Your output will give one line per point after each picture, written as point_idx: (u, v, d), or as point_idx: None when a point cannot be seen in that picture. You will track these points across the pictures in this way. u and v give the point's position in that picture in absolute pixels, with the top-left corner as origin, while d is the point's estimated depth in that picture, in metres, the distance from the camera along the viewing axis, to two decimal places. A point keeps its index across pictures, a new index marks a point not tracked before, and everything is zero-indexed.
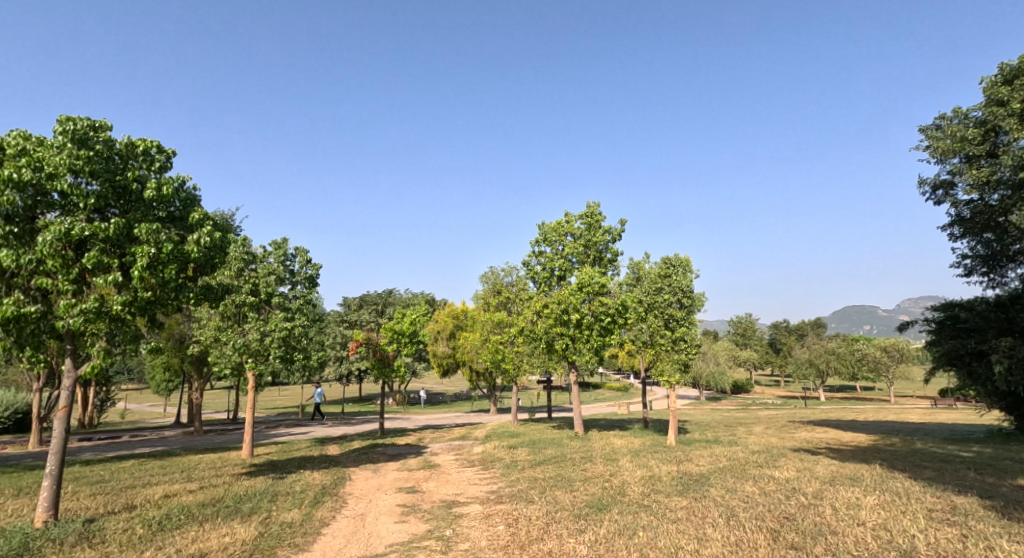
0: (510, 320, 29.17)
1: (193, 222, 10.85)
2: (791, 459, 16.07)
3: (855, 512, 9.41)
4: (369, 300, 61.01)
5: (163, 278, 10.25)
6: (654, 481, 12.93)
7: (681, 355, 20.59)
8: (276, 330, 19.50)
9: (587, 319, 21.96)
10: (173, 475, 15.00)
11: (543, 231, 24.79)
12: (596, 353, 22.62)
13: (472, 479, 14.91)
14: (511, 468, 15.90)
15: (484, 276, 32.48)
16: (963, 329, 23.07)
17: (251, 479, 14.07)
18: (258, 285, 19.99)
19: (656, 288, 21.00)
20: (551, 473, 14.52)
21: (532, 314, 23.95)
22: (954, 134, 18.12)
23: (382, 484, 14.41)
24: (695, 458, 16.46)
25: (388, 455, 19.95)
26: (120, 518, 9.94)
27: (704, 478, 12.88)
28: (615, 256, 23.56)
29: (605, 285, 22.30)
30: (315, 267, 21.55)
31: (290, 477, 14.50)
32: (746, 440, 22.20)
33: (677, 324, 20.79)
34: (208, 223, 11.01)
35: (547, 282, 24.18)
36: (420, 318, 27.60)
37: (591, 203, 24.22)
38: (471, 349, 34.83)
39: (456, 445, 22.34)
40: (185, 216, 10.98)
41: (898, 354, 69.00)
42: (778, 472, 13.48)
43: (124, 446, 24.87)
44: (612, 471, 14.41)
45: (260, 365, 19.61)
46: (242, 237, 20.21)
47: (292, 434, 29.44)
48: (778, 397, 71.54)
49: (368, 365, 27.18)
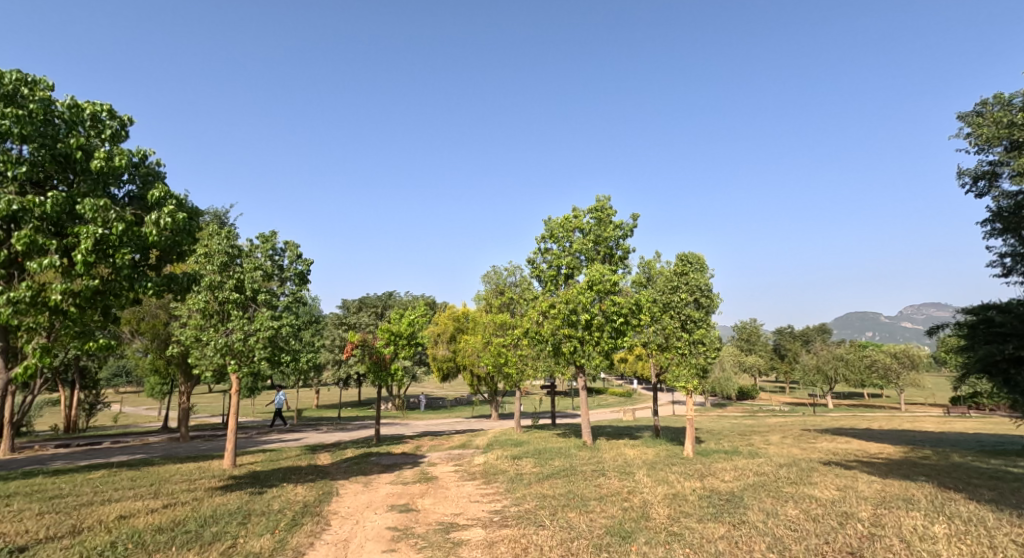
0: (514, 322, 27.77)
1: (153, 200, 9.56)
2: (826, 474, 14.49)
3: (931, 546, 7.83)
4: (368, 303, 59.56)
5: (116, 264, 8.92)
6: (679, 500, 11.38)
7: (700, 359, 19.12)
8: (261, 330, 18.09)
9: (598, 320, 20.48)
10: (139, 490, 13.47)
11: (550, 226, 23.35)
12: (607, 357, 21.16)
13: (472, 495, 13.37)
14: (517, 483, 14.36)
15: (486, 275, 31.08)
16: (999, 334, 21.24)
17: (224, 496, 12.53)
18: (243, 281, 18.57)
19: (672, 287, 19.49)
20: (561, 490, 12.98)
21: (538, 315, 22.52)
22: (999, 120, 16.56)
23: (372, 501, 12.86)
24: (719, 472, 14.91)
25: (382, 465, 18.43)
26: (58, 546, 8.60)
27: (735, 496, 11.34)
28: (626, 253, 22.11)
29: (617, 283, 20.83)
30: (306, 263, 20.10)
31: (269, 492, 12.97)
32: (767, 451, 20.63)
33: (694, 325, 19.36)
34: (170, 202, 9.68)
35: (553, 280, 22.79)
36: (420, 319, 26.13)
37: (601, 196, 22.79)
38: (472, 353, 33.40)
39: (455, 455, 20.79)
40: (144, 194, 9.72)
41: (909, 361, 67.26)
42: (819, 491, 11.93)
43: (104, 453, 23.45)
44: (631, 487, 12.88)
45: (244, 367, 18.28)
46: (226, 228, 18.80)
47: (284, 441, 27.98)
48: (786, 404, 69.97)
49: (363, 369, 25.67)
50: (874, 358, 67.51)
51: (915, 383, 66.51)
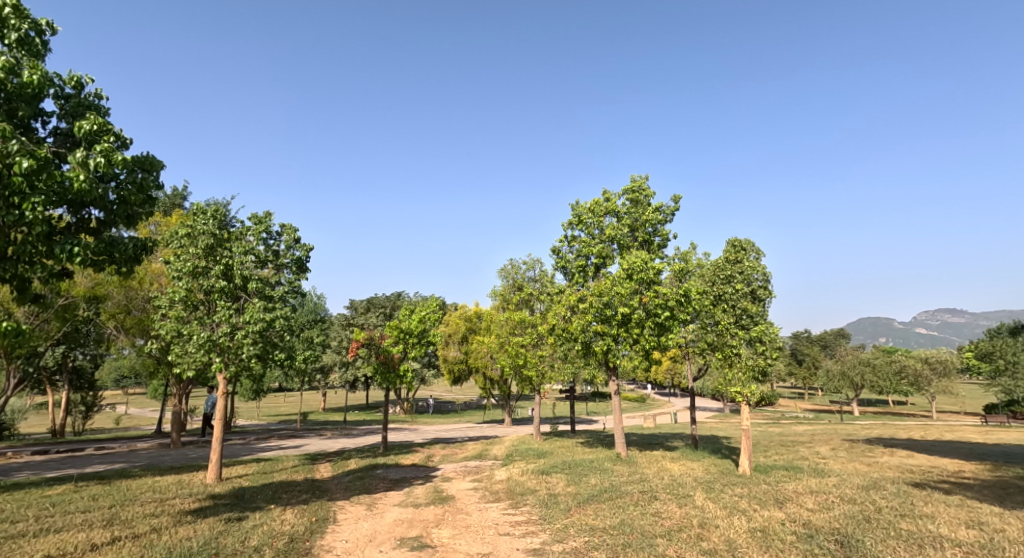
0: (534, 320, 25.36)
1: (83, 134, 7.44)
2: (930, 500, 11.81)
3: None
4: (377, 303, 57.49)
5: (25, 219, 6.79)
6: (774, 540, 8.74)
7: (757, 361, 16.40)
8: (251, 323, 15.61)
9: (638, 315, 17.87)
10: (93, 513, 11.06)
11: (577, 211, 20.89)
12: (647, 357, 18.56)
13: (500, 525, 10.83)
14: (552, 508, 11.75)
15: (503, 270, 28.54)
16: None
17: (192, 525, 10.14)
18: (232, 267, 16.29)
19: (724, 277, 17.02)
20: (612, 520, 10.42)
21: (564, 309, 20.04)
22: None
23: (376, 532, 10.38)
24: (796, 497, 12.32)
25: (388, 481, 15.88)
26: None
27: (848, 537, 8.67)
28: (666, 240, 19.59)
29: (660, 273, 18.23)
30: (306, 249, 17.82)
31: (249, 520, 10.52)
32: (831, 467, 17.93)
33: (752, 321, 16.66)
34: (107, 138, 7.50)
35: (582, 272, 20.26)
36: (432, 315, 23.74)
37: (636, 176, 20.31)
38: (486, 354, 31.01)
39: (472, 468, 18.22)
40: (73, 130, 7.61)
41: (942, 366, 62.71)
42: (948, 529, 9.25)
43: (83, 462, 21.23)
44: (699, 519, 10.27)
45: (232, 366, 15.92)
46: (214, 207, 16.60)
47: (282, 448, 25.54)
48: (810, 410, 67.13)
49: (369, 370, 23.18)
50: (903, 364, 64.17)
51: (947, 390, 63.05)
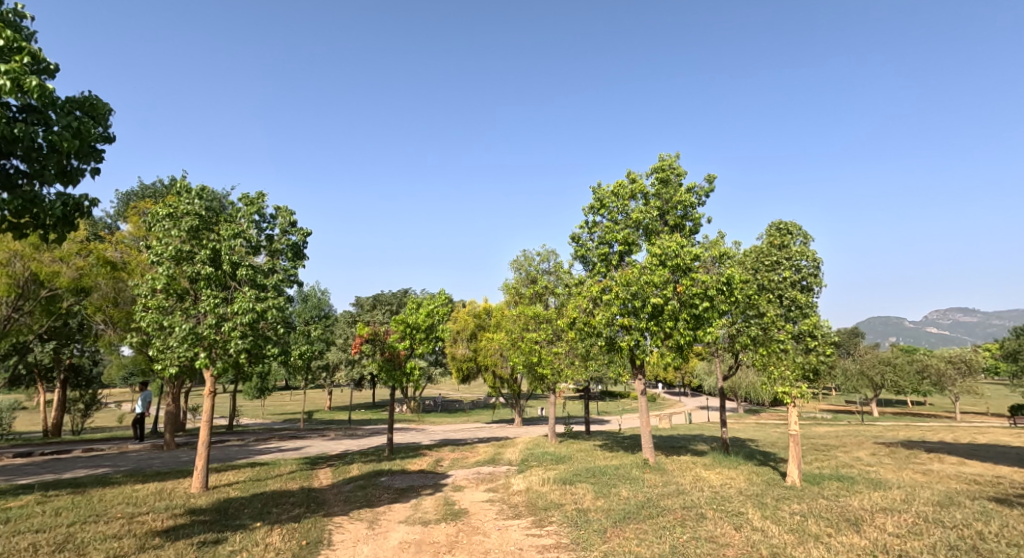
0: (550, 314, 23.55)
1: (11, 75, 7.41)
2: None
3: None
4: (382, 301, 56.08)
5: None
6: None
7: (808, 358, 14.51)
8: (240, 315, 13.98)
9: (672, 306, 16.11)
10: (44, 535, 9.37)
11: (598, 195, 19.13)
12: (679, 353, 16.89)
13: (526, 551, 9.09)
14: (584, 530, 9.97)
15: (515, 262, 26.81)
16: None
17: (156, 552, 8.47)
18: (219, 252, 14.62)
19: (769, 264, 15.30)
20: (662, 548, 8.65)
21: (586, 301, 18.24)
22: None
23: None
24: (870, 516, 10.48)
25: (393, 491, 14.15)
26: None
27: None
28: (698, 225, 17.89)
29: (696, 259, 16.44)
30: (302, 233, 16.17)
31: (225, 546, 8.82)
32: (887, 477, 16.00)
33: (801, 312, 14.89)
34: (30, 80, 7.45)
35: (604, 262, 18.37)
36: (440, 308, 21.98)
37: (665, 155, 18.55)
38: (496, 350, 29.24)
39: (485, 475, 16.41)
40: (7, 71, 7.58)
41: (965, 366, 60.38)
42: None
43: (65, 465, 19.59)
44: (768, 548, 8.45)
45: (218, 362, 14.30)
46: (200, 186, 15.00)
47: (281, 450, 23.91)
48: (828, 411, 64.77)
49: (373, 368, 21.46)
50: (925, 363, 61.62)
51: (971, 390, 60.46)
